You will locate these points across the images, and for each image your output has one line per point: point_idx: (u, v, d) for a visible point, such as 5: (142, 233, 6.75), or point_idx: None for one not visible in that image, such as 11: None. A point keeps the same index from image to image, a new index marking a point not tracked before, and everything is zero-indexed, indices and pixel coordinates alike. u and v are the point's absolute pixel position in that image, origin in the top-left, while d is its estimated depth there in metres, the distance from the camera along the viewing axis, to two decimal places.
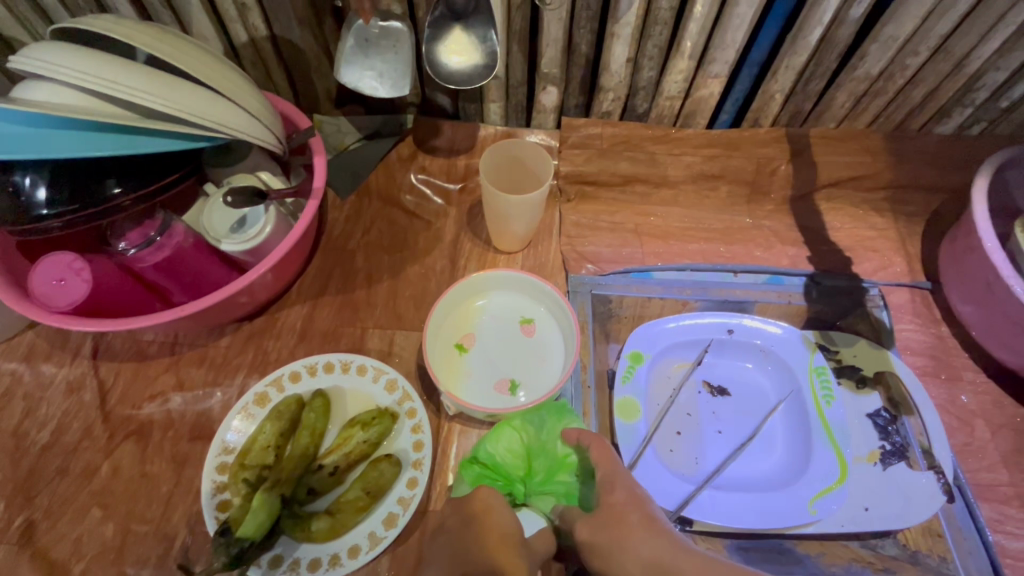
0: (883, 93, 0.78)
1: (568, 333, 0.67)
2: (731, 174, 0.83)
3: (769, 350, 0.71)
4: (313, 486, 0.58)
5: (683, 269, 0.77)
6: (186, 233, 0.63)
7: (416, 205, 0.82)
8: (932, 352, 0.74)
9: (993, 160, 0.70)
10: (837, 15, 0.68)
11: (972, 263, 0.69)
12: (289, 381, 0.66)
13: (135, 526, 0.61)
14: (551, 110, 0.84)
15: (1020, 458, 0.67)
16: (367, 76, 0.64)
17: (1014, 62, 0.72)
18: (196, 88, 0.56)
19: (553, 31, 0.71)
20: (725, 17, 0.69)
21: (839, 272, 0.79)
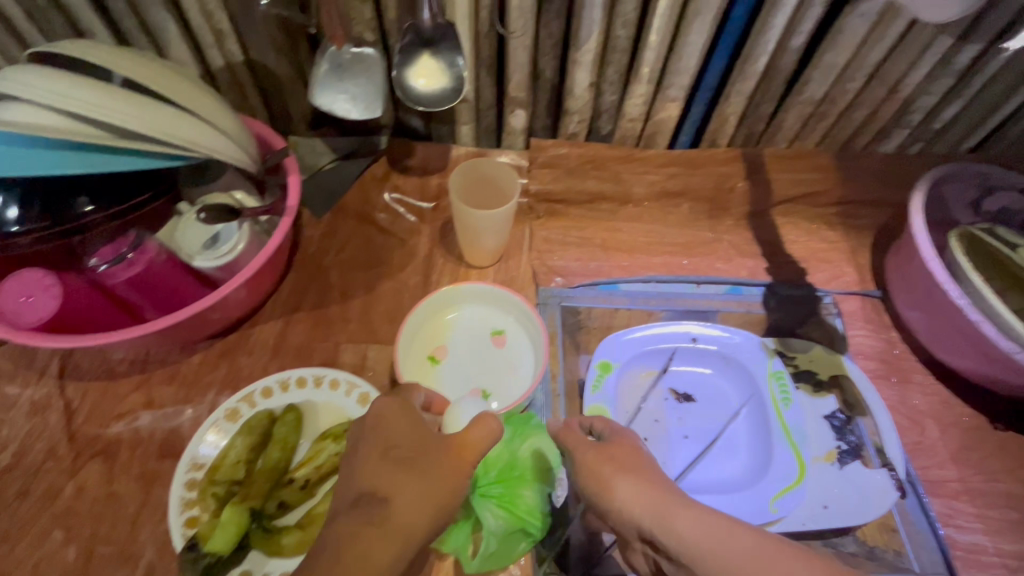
0: (827, 116, 0.84)
1: (536, 342, 0.69)
2: (692, 192, 0.88)
3: (730, 357, 0.73)
4: (284, 500, 0.58)
5: (648, 280, 0.81)
6: (160, 249, 0.64)
7: (389, 222, 0.84)
8: (883, 356, 0.78)
9: (928, 176, 0.76)
10: (780, 44, 0.74)
11: (914, 272, 0.74)
12: (261, 396, 0.66)
13: (99, 548, 0.60)
14: (520, 132, 0.88)
15: (968, 455, 0.70)
16: (340, 99, 0.68)
17: (941, 87, 0.78)
18: (171, 111, 0.58)
19: (520, 57, 0.75)
20: (679, 45, 0.74)
21: (794, 282, 0.83)
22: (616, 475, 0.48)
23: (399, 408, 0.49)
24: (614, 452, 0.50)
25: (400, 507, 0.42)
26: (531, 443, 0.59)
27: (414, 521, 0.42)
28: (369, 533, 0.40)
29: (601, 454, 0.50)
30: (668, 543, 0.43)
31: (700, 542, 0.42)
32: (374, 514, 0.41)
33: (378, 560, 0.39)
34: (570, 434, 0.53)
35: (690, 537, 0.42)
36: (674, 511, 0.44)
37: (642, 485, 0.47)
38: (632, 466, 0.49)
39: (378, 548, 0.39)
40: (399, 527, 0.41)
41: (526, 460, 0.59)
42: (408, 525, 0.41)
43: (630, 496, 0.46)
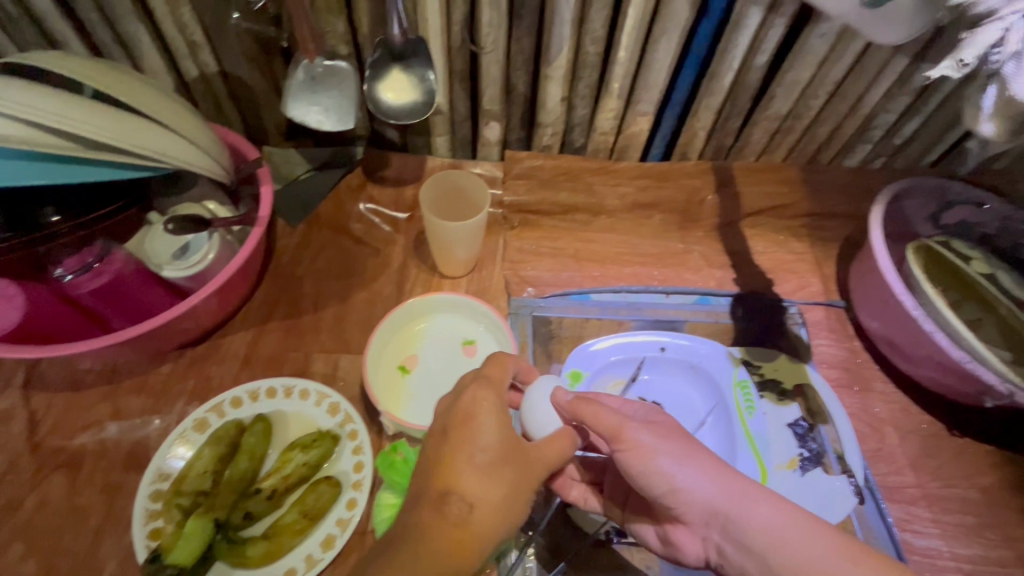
0: (792, 131, 0.87)
1: (506, 351, 0.70)
2: (663, 204, 0.90)
3: (697, 366, 0.75)
4: (250, 510, 0.58)
5: (619, 290, 0.82)
6: (128, 259, 0.64)
7: (364, 232, 0.85)
8: (845, 365, 0.80)
9: (888, 190, 0.79)
10: (744, 62, 0.76)
11: (872, 284, 0.76)
12: (230, 407, 0.66)
13: (61, 560, 0.60)
14: (495, 144, 0.89)
15: (925, 461, 0.73)
16: (313, 111, 0.69)
17: (899, 105, 0.81)
18: (139, 121, 0.58)
19: (492, 72, 0.77)
20: (647, 62, 0.76)
21: (761, 292, 0.85)
22: (681, 458, 0.48)
23: (491, 409, 0.46)
24: (671, 434, 0.50)
25: (480, 513, 0.43)
26: None
27: (492, 521, 0.43)
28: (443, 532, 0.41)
29: (659, 434, 0.49)
30: (744, 534, 0.46)
31: (784, 537, 0.45)
32: (457, 514, 0.42)
33: (451, 557, 0.41)
34: (599, 416, 0.50)
35: (770, 531, 0.45)
36: (750, 503, 0.46)
37: (711, 470, 0.48)
38: (695, 450, 0.49)
39: (453, 548, 0.41)
40: (477, 530, 0.42)
41: None
42: (487, 523, 0.42)
43: (700, 485, 0.47)
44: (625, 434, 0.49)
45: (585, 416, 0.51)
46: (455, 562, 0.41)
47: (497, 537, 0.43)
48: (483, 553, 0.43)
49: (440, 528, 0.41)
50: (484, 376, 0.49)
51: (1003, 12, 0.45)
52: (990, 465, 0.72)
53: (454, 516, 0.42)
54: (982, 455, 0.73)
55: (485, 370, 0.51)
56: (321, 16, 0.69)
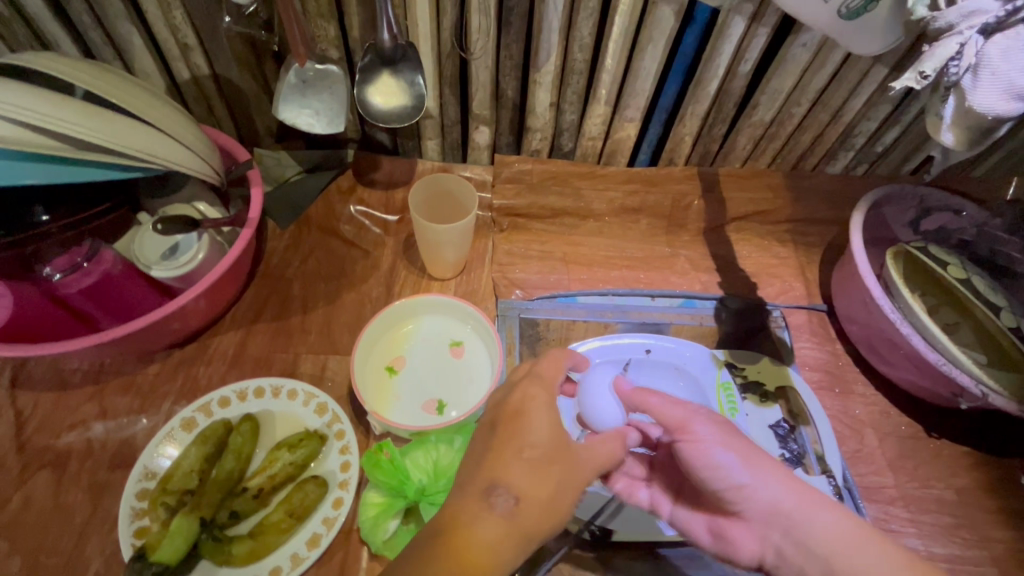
0: (776, 137, 0.88)
1: (492, 352, 0.71)
2: (650, 208, 0.91)
3: (682, 368, 0.76)
4: (236, 509, 0.59)
5: (605, 293, 0.83)
6: (116, 259, 0.65)
7: (354, 234, 0.85)
8: (827, 368, 0.81)
9: (868, 198, 0.81)
10: (729, 70, 0.78)
11: (852, 288, 0.78)
12: (217, 406, 0.67)
13: (44, 560, 0.60)
14: (485, 148, 0.90)
15: (903, 463, 0.74)
16: (304, 114, 0.70)
17: (880, 113, 0.83)
18: (130, 122, 0.59)
19: (481, 77, 0.78)
20: (633, 69, 0.77)
21: (745, 296, 0.86)
22: (749, 459, 0.51)
23: (542, 406, 0.45)
24: (739, 436, 0.52)
25: (527, 508, 0.41)
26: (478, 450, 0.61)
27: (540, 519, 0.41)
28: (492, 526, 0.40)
29: (727, 434, 0.52)
30: (804, 537, 0.48)
31: (840, 541, 0.47)
32: (507, 508, 0.40)
33: (495, 551, 0.39)
34: (664, 410, 0.53)
35: (829, 535, 0.48)
36: (812, 509, 0.49)
37: (777, 475, 0.50)
38: (761, 453, 0.51)
39: (499, 542, 0.40)
40: (526, 527, 0.40)
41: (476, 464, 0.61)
42: (536, 521, 0.41)
43: (765, 486, 0.50)
44: (691, 427, 0.52)
45: (648, 408, 0.54)
46: (499, 558, 0.39)
47: (542, 534, 0.42)
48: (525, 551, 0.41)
49: (483, 521, 0.40)
50: (537, 374, 0.48)
51: (960, 27, 0.46)
52: (967, 465, 0.74)
53: (502, 511, 0.40)
54: (959, 456, 0.75)
55: (540, 367, 0.49)
56: (312, 20, 0.70)
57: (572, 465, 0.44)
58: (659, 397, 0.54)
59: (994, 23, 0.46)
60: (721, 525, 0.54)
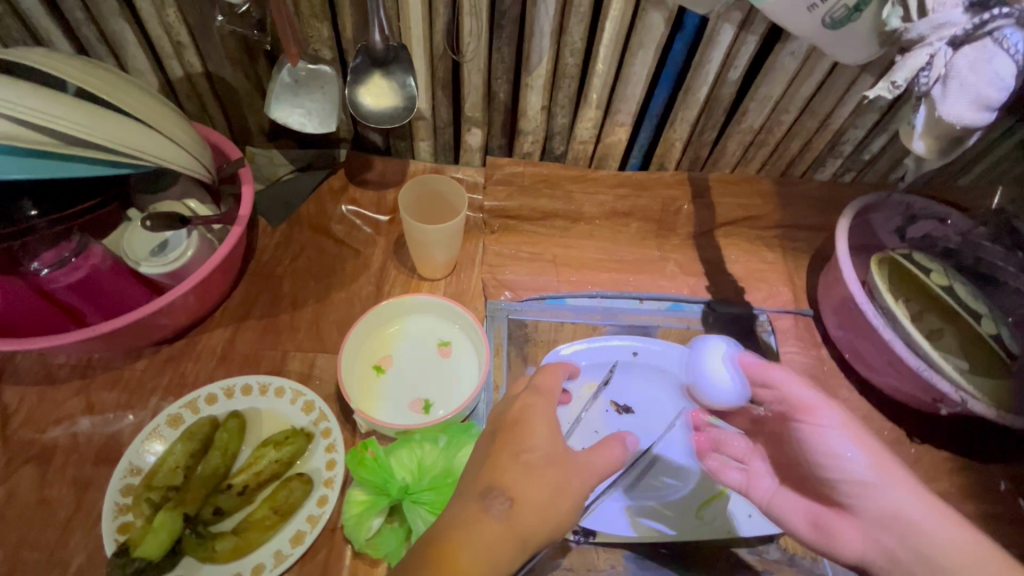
0: (765, 144, 0.89)
1: (480, 352, 0.71)
2: (640, 212, 0.92)
3: (667, 371, 0.77)
4: (221, 506, 0.59)
5: (594, 295, 0.84)
6: (105, 255, 0.64)
7: (345, 233, 0.86)
8: (812, 372, 0.82)
9: (855, 205, 0.81)
10: (718, 77, 0.79)
11: (837, 293, 0.79)
12: (204, 403, 0.67)
13: (26, 554, 0.60)
14: (477, 150, 0.91)
15: None
16: (296, 113, 0.71)
17: (867, 121, 0.84)
18: (123, 119, 0.59)
19: (473, 80, 0.79)
20: (624, 74, 0.78)
21: (732, 300, 0.87)
22: (882, 459, 0.50)
23: (540, 415, 0.47)
24: (868, 437, 0.51)
25: (522, 511, 0.42)
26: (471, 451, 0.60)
27: (535, 525, 0.42)
28: (489, 529, 0.41)
29: (859, 430, 0.52)
30: (924, 546, 0.46)
31: (963, 558, 0.45)
32: (500, 511, 0.41)
33: (491, 554, 0.40)
34: (791, 389, 0.55)
35: (953, 549, 0.45)
36: (937, 523, 0.47)
37: (907, 481, 0.49)
38: (889, 455, 0.50)
39: (496, 544, 0.40)
40: (526, 532, 0.41)
41: None
42: (531, 526, 0.42)
43: (895, 487, 0.49)
44: (816, 410, 0.54)
45: (772, 380, 0.57)
46: (494, 562, 0.40)
47: (541, 539, 0.42)
48: (524, 555, 0.42)
49: (480, 523, 0.41)
50: (534, 385, 0.50)
51: (930, 39, 0.48)
52: (948, 470, 0.75)
53: (498, 513, 0.41)
54: (940, 461, 0.75)
55: (539, 380, 0.50)
56: (306, 21, 0.71)
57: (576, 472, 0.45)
58: (783, 373, 0.56)
59: (961, 36, 0.47)
60: (825, 517, 0.53)
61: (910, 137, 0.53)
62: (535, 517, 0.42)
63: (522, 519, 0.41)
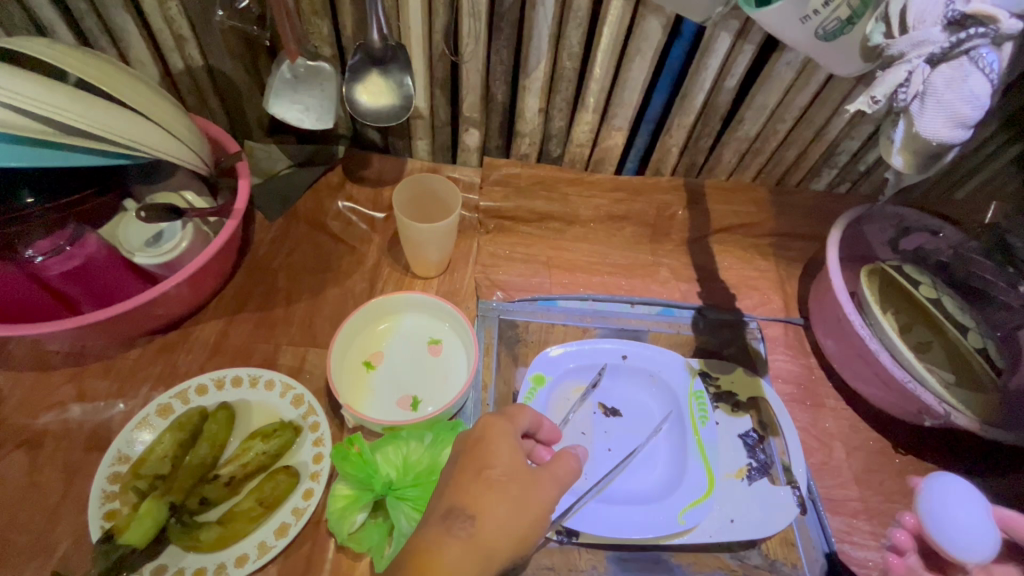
0: (761, 152, 0.90)
1: (469, 351, 0.72)
2: (635, 217, 0.92)
3: (656, 375, 0.77)
4: (207, 496, 0.59)
5: (585, 298, 0.85)
6: (100, 244, 0.65)
7: (341, 230, 0.86)
8: (800, 380, 0.82)
9: (846, 216, 0.82)
10: (715, 84, 0.79)
11: (828, 303, 0.79)
12: (194, 394, 0.68)
13: (14, 537, 0.60)
14: (474, 150, 0.91)
15: (869, 476, 0.75)
16: (294, 109, 0.71)
17: (862, 132, 0.85)
18: (121, 110, 0.60)
19: (472, 80, 0.79)
20: (622, 79, 0.79)
21: (723, 306, 0.87)
22: None
23: (502, 434, 0.47)
24: None
25: (484, 528, 0.42)
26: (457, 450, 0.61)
27: (499, 540, 0.42)
28: (455, 548, 0.41)
29: None
30: None
31: None
32: (462, 529, 0.42)
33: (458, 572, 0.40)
34: None
35: None
36: None
37: None
38: None
39: (461, 563, 0.41)
40: (489, 548, 0.42)
41: None
42: (494, 541, 0.42)
43: None
44: None
45: None
46: None
47: (506, 556, 0.42)
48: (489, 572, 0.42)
49: (443, 544, 0.41)
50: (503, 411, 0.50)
51: (908, 56, 0.48)
52: None
53: (463, 531, 0.42)
54: (924, 473, 0.76)
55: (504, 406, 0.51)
56: (306, 18, 0.72)
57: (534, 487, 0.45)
58: None
59: (939, 53, 0.48)
60: None
61: (888, 151, 0.53)
62: (497, 532, 0.42)
63: (487, 536, 0.42)
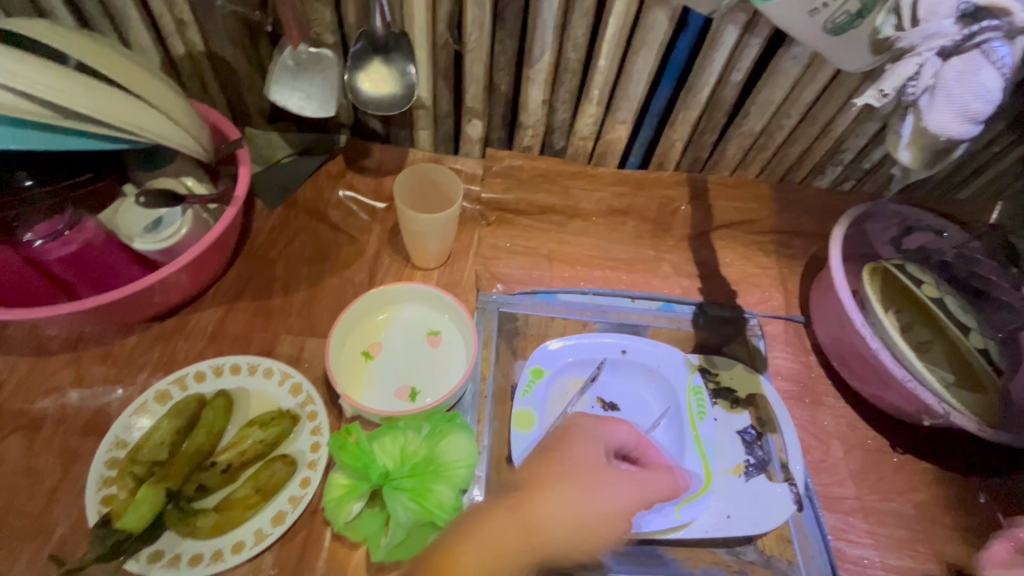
0: (765, 148, 0.89)
1: (468, 343, 0.72)
2: (636, 211, 0.92)
3: (656, 370, 0.77)
4: (203, 482, 0.59)
5: (586, 292, 0.84)
6: (98, 230, 0.65)
7: (341, 219, 0.86)
8: (799, 378, 0.82)
9: (850, 213, 0.82)
10: (720, 79, 0.79)
11: (829, 300, 0.79)
12: (193, 381, 0.68)
13: (10, 521, 0.60)
14: (476, 141, 0.91)
15: (866, 475, 0.75)
16: (296, 96, 0.70)
17: (868, 130, 0.84)
18: (119, 95, 0.59)
19: (475, 70, 0.79)
20: (626, 71, 0.78)
21: (724, 303, 0.87)
22: None
23: (579, 437, 0.54)
24: None
25: (540, 504, 0.48)
26: (454, 443, 0.60)
27: (552, 523, 0.47)
28: (506, 518, 0.47)
29: None
30: None
31: None
32: (518, 500, 0.48)
33: (506, 540, 0.46)
34: None
35: None
36: None
37: None
38: None
39: (512, 534, 0.46)
40: (538, 530, 0.46)
41: (454, 462, 0.60)
42: (548, 522, 0.47)
43: None
44: None
45: None
46: (506, 548, 0.45)
47: (556, 541, 0.46)
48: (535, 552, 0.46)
49: (502, 512, 0.47)
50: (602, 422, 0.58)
51: (920, 49, 0.48)
52: (928, 481, 0.75)
53: (514, 500, 0.48)
54: (921, 472, 0.76)
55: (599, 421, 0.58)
56: (308, 4, 0.71)
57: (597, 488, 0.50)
58: None
59: (951, 46, 0.47)
60: None
61: (895, 146, 0.53)
62: (550, 514, 0.47)
63: (540, 514, 0.47)
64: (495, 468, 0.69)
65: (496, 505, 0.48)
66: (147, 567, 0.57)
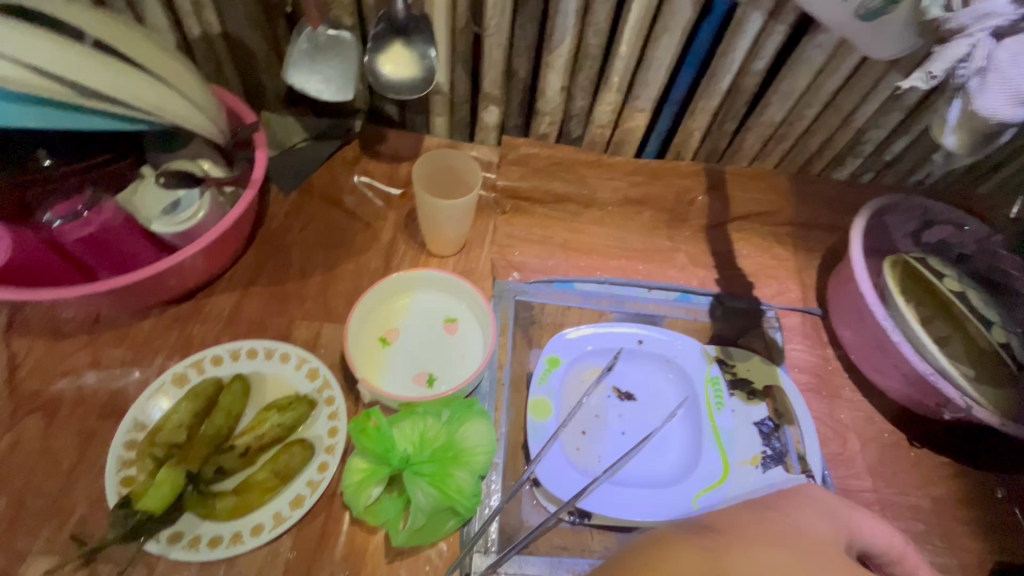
0: (785, 139, 0.88)
1: (486, 330, 0.71)
2: (653, 201, 0.91)
3: (673, 361, 0.77)
4: (222, 465, 0.59)
5: (603, 281, 0.84)
6: (116, 211, 0.64)
7: (356, 205, 0.85)
8: (816, 370, 0.82)
9: (871, 205, 0.81)
10: (743, 67, 0.78)
11: (849, 292, 0.78)
12: (210, 364, 0.67)
13: (29, 500, 0.60)
14: (492, 128, 0.90)
15: (883, 468, 0.75)
16: (314, 79, 0.69)
17: (890, 121, 0.83)
18: (136, 74, 0.58)
19: (494, 55, 0.77)
20: (647, 58, 0.77)
21: (741, 294, 0.86)
22: None
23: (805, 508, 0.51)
24: None
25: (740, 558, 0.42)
26: (473, 429, 0.60)
27: None
28: (696, 552, 0.42)
29: None
30: None
31: None
32: (714, 544, 0.43)
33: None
34: None
35: None
36: None
37: None
38: None
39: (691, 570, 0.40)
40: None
41: (473, 448, 0.60)
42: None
43: None
44: None
45: None
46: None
47: None
48: None
49: (684, 547, 0.42)
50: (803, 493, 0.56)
51: (971, 29, 0.50)
52: (944, 475, 0.75)
53: (707, 542, 0.43)
54: (937, 467, 0.75)
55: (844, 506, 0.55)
56: None
57: (815, 566, 0.46)
58: None
59: (1005, 27, 0.49)
60: None
61: (942, 131, 0.57)
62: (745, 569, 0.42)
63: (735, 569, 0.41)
64: (511, 455, 0.69)
65: (689, 539, 0.43)
66: (168, 548, 0.57)
